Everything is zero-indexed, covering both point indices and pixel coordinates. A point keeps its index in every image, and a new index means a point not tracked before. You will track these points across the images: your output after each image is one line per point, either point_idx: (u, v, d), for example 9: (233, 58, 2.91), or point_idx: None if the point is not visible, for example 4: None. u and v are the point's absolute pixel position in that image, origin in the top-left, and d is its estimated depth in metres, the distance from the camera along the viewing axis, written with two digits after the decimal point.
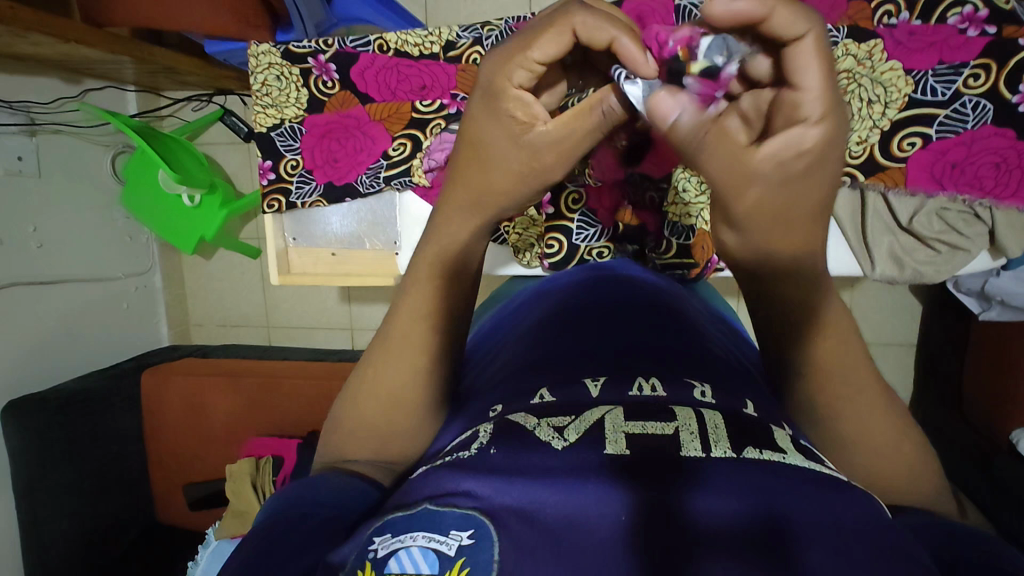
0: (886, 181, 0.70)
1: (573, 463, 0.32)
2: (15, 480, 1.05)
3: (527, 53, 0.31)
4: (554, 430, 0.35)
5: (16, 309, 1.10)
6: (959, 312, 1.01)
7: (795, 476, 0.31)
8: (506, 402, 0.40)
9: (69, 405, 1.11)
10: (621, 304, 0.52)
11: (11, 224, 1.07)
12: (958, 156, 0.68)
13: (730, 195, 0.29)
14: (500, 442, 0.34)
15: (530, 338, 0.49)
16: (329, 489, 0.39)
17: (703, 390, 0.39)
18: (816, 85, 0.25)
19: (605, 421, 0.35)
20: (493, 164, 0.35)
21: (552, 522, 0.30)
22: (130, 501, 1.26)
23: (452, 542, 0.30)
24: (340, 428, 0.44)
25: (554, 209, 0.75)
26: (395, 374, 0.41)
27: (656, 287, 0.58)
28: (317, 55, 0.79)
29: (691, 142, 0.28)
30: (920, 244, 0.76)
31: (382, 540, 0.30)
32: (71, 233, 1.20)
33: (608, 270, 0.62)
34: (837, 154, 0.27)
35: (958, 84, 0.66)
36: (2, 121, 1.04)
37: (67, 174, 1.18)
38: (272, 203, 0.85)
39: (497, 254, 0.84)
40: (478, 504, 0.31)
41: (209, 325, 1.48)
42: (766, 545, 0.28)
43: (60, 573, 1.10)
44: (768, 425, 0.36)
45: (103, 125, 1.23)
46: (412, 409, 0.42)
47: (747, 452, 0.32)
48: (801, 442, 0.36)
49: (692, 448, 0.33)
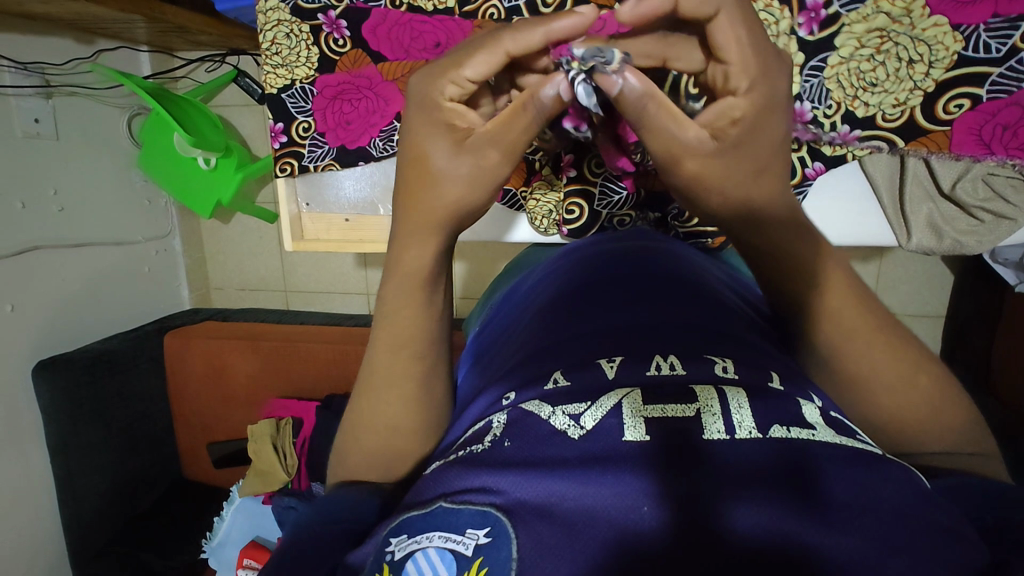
0: (929, 146, 0.67)
1: (588, 453, 0.32)
2: (49, 437, 1.09)
3: (460, 70, 0.35)
4: (569, 418, 0.34)
5: (39, 273, 1.11)
6: (994, 283, 0.97)
7: (823, 456, 0.30)
8: (520, 389, 0.39)
9: (97, 364, 1.14)
10: (627, 277, 0.51)
11: (34, 188, 1.08)
12: (1010, 117, 0.64)
13: (672, 163, 0.37)
14: (513, 434, 0.34)
15: (542, 317, 0.48)
16: (338, 504, 0.39)
17: (725, 365, 0.38)
18: (739, 60, 0.33)
19: (623, 406, 0.34)
20: (443, 180, 0.38)
21: (571, 512, 0.29)
22: (158, 457, 1.30)
23: (468, 541, 0.30)
24: (351, 445, 0.44)
25: (577, 172, 0.72)
26: (386, 375, 0.43)
27: (673, 256, 0.56)
28: (327, 11, 0.76)
29: (637, 106, 0.35)
30: (961, 212, 0.73)
31: (399, 542, 0.31)
32: (91, 198, 1.21)
33: (623, 241, 0.59)
34: (767, 121, 0.35)
35: (1015, 39, 0.61)
36: (18, 83, 1.03)
37: (85, 137, 1.18)
38: (284, 166, 0.83)
39: (500, 220, 0.79)
40: (495, 500, 0.30)
41: (229, 289, 1.50)
42: (802, 525, 0.27)
43: (95, 524, 1.16)
44: (796, 398, 0.35)
45: (117, 87, 1.22)
46: (396, 388, 0.43)
47: (774, 432, 0.32)
48: (832, 415, 0.35)
49: (715, 431, 0.32)
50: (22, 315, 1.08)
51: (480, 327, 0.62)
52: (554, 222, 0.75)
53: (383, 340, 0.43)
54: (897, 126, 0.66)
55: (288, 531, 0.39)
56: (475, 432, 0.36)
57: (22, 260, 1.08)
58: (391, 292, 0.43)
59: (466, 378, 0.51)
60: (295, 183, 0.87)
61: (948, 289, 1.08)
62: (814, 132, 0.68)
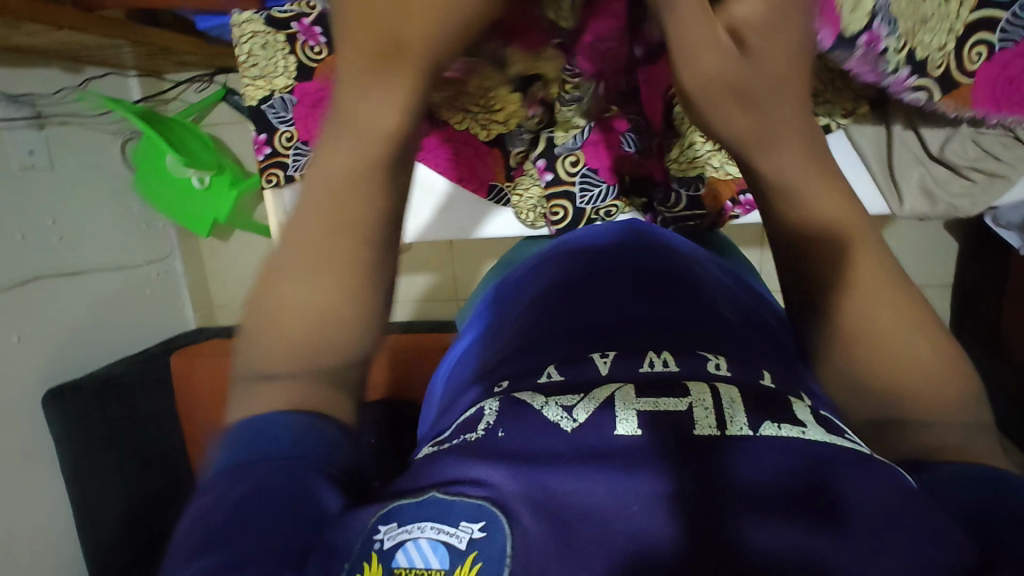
0: (956, 99, 0.63)
1: (583, 447, 0.32)
2: (64, 464, 1.10)
3: None
4: (562, 409, 0.34)
5: (44, 302, 1.12)
6: (998, 248, 0.96)
7: (814, 452, 0.31)
8: (513, 377, 0.40)
9: (105, 389, 1.15)
10: (618, 269, 0.51)
11: (32, 218, 1.09)
12: (1017, 70, 0.62)
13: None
14: (507, 424, 0.34)
15: (532, 310, 0.48)
16: (283, 432, 0.36)
17: (718, 362, 0.38)
18: None
19: (616, 399, 0.34)
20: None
21: (566, 509, 0.30)
22: (172, 477, 1.31)
23: (462, 535, 0.30)
24: (270, 358, 0.39)
25: (553, 175, 0.72)
26: (315, 283, 0.39)
27: (666, 248, 0.56)
28: (301, 19, 0.77)
29: None
30: (954, 175, 0.71)
31: (387, 531, 0.30)
32: (89, 225, 1.21)
33: (615, 236, 0.59)
34: None
35: None
36: (9, 115, 1.04)
37: (79, 165, 1.19)
38: (270, 177, 0.83)
39: (472, 211, 0.81)
40: (489, 493, 0.30)
41: (232, 306, 1.50)
42: (804, 528, 0.28)
43: (113, 547, 1.17)
44: (787, 397, 0.35)
45: (106, 113, 1.23)
46: (329, 276, 0.39)
47: (764, 429, 0.32)
48: (822, 414, 0.35)
49: (706, 425, 0.32)
50: (30, 345, 1.09)
51: (472, 319, 0.62)
52: (541, 215, 0.77)
53: (327, 251, 0.39)
54: (939, 74, 0.61)
55: (215, 470, 0.35)
56: (468, 418, 0.36)
57: (27, 290, 1.09)
58: (335, 195, 0.40)
59: (454, 373, 0.51)
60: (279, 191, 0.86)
61: (953, 256, 1.06)
62: (880, 70, 0.59)
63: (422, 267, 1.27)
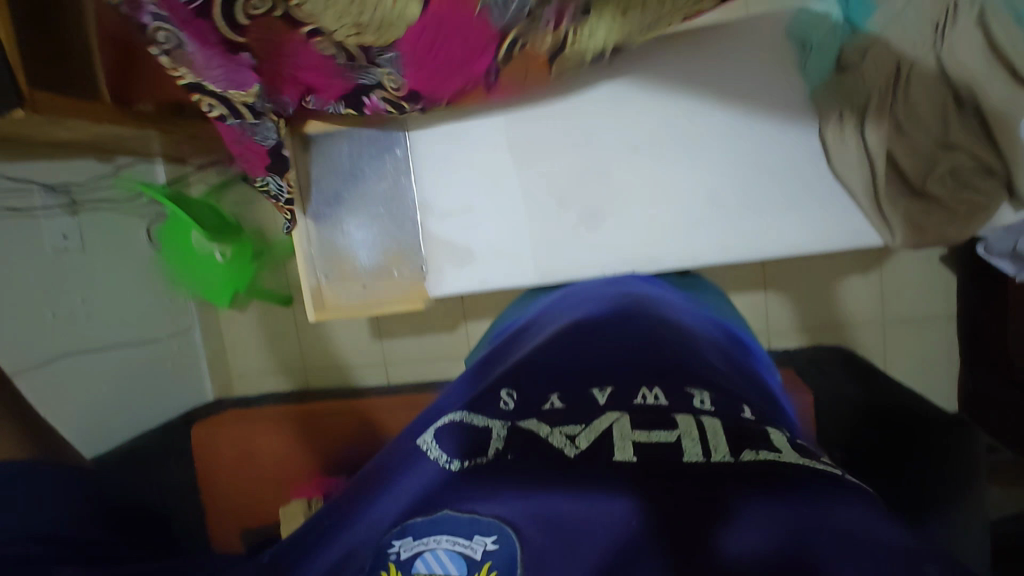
0: None
1: (585, 469, 0.35)
2: None
3: None
4: (566, 438, 0.38)
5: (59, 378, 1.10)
6: (992, 277, 0.97)
7: (794, 474, 0.33)
8: (519, 403, 0.44)
9: (125, 461, 1.14)
10: (618, 327, 0.56)
11: (57, 296, 1.08)
12: None
13: None
14: (516, 449, 0.37)
15: (540, 349, 0.53)
16: None
17: (703, 398, 0.42)
18: None
19: (614, 430, 0.38)
20: None
21: (566, 526, 0.32)
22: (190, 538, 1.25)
23: (477, 547, 0.32)
24: None
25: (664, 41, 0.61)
26: None
27: (662, 311, 0.61)
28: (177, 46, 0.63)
29: None
30: (935, 206, 0.75)
31: (404, 544, 0.33)
32: (117, 300, 1.20)
33: (615, 300, 0.64)
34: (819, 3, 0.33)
35: None
36: (45, 202, 1.07)
37: (110, 246, 1.20)
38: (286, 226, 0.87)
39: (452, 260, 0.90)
40: (500, 514, 0.33)
41: (251, 375, 1.42)
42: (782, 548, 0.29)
43: None
44: (765, 427, 0.39)
45: (140, 197, 1.26)
46: None
47: (745, 456, 0.34)
48: (798, 442, 0.40)
49: (693, 454, 0.35)
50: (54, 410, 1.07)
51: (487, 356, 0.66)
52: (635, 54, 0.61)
53: None
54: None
55: None
56: (476, 434, 0.39)
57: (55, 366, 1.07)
58: None
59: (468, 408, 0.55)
60: (309, 229, 0.91)
61: (953, 288, 1.07)
62: None
63: (432, 327, 1.30)
